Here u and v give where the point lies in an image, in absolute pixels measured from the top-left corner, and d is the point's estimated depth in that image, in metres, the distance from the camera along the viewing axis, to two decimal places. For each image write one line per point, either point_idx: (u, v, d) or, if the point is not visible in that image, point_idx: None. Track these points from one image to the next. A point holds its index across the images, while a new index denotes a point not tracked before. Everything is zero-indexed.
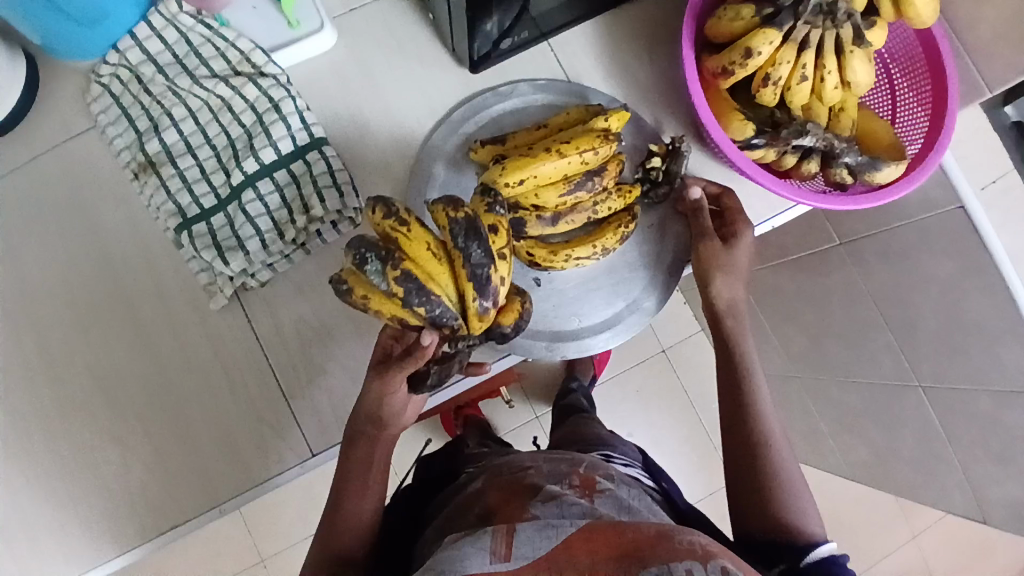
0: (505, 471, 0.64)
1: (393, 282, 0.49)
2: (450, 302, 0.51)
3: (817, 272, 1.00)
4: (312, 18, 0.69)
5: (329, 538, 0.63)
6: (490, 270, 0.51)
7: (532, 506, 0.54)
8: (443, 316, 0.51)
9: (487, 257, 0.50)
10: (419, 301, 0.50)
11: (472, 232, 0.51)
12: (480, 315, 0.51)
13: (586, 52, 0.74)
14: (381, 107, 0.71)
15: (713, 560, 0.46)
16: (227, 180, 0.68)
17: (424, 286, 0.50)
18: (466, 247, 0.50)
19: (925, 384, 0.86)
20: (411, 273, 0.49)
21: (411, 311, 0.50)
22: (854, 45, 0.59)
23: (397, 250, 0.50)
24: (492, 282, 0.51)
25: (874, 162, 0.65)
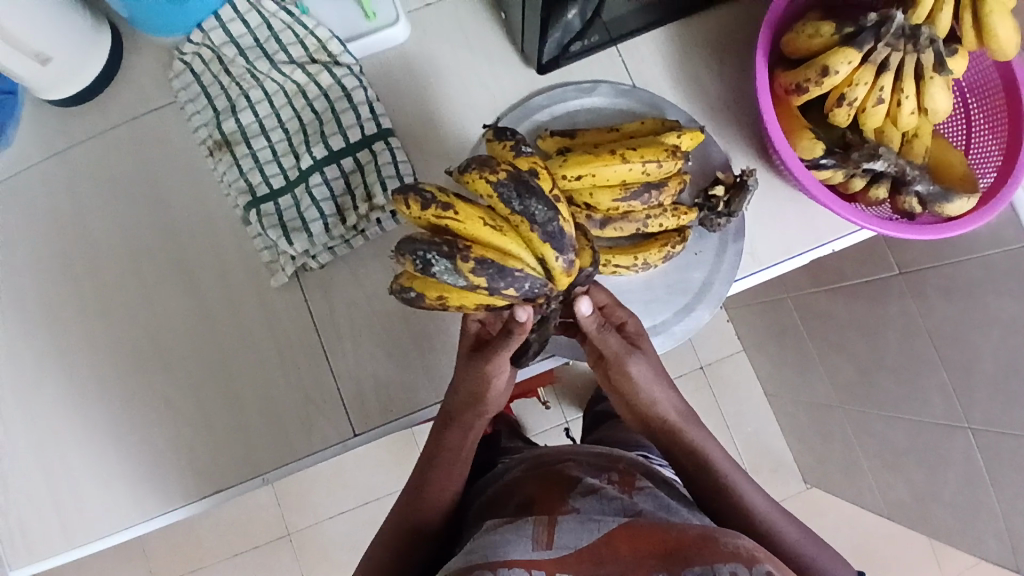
0: (540, 462, 0.66)
1: (471, 274, 0.48)
2: (534, 270, 0.50)
3: (871, 301, 0.98)
4: (388, 10, 0.71)
5: (409, 505, 0.66)
6: (560, 222, 0.50)
7: (572, 498, 0.57)
8: (533, 287, 0.51)
9: (551, 210, 0.49)
10: (505, 284, 0.49)
11: (524, 189, 0.49)
12: (567, 270, 0.51)
13: (654, 59, 0.74)
14: (447, 101, 0.72)
15: (757, 564, 0.47)
16: (296, 163, 0.70)
17: (503, 266, 0.49)
18: (527, 209, 0.49)
19: (975, 427, 0.85)
20: (485, 259, 0.48)
21: (500, 294, 0.50)
22: (935, 71, 0.57)
23: (459, 239, 0.49)
24: (566, 233, 0.50)
25: (946, 193, 0.63)
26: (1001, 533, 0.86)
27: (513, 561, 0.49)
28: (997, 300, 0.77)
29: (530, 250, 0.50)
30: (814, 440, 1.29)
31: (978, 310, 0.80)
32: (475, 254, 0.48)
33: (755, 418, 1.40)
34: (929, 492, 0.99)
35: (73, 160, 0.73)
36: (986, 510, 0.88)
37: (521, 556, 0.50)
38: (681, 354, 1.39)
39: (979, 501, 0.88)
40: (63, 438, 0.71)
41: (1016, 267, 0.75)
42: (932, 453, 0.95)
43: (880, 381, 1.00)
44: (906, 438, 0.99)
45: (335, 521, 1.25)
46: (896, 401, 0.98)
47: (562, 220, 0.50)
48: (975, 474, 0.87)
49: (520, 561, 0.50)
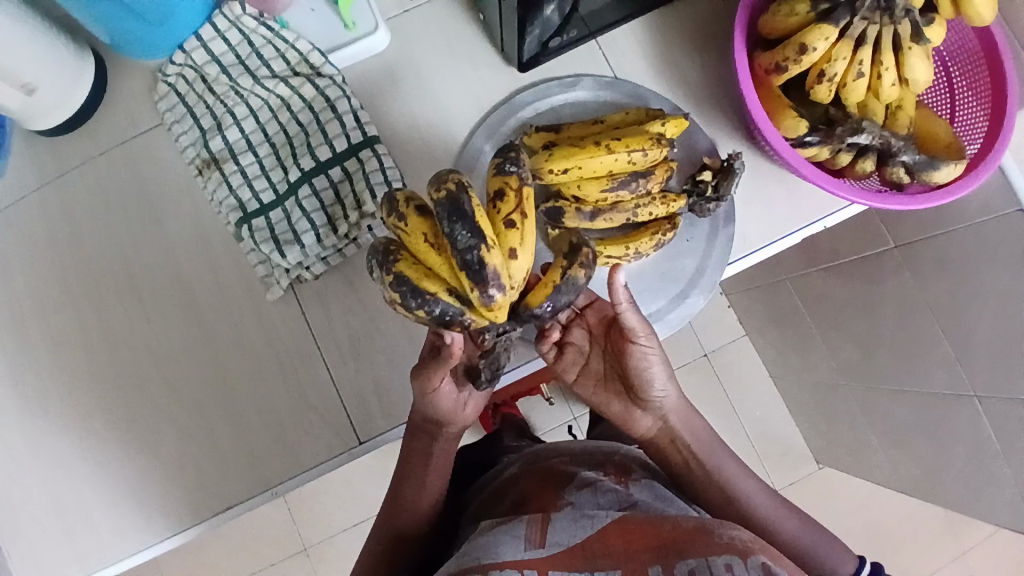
0: (537, 458, 0.67)
1: (389, 287, 0.47)
2: (449, 298, 0.46)
3: (869, 278, 0.97)
4: (368, 19, 0.71)
5: (392, 512, 0.67)
6: (481, 252, 0.44)
7: (567, 493, 0.58)
8: (448, 314, 0.46)
9: (473, 238, 0.44)
10: (416, 304, 0.46)
11: (455, 212, 0.45)
12: (486, 305, 0.45)
13: (634, 49, 0.74)
14: (430, 104, 0.73)
15: (752, 555, 0.48)
16: (285, 177, 0.71)
17: (418, 287, 0.46)
18: (450, 232, 0.45)
19: (980, 395, 0.85)
20: (402, 275, 0.46)
21: (413, 314, 0.47)
22: (913, 41, 0.58)
23: (395, 248, 0.48)
24: (485, 266, 0.44)
25: (932, 161, 0.64)
26: (1013, 500, 0.86)
27: (506, 561, 0.51)
28: (993, 269, 0.78)
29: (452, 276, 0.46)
30: (823, 421, 1.29)
31: (975, 278, 0.80)
32: (396, 268, 0.46)
33: (763, 403, 1.40)
34: (939, 465, 0.99)
35: (65, 188, 0.74)
36: (998, 479, 0.88)
37: (512, 557, 0.52)
38: (684, 342, 1.39)
39: (990, 471, 0.88)
40: (71, 466, 0.72)
41: (1009, 233, 0.75)
42: (940, 426, 0.95)
43: (883, 358, 1.00)
44: (913, 412, 0.99)
45: (348, 532, 1.25)
46: (900, 376, 0.98)
47: (484, 251, 0.44)
48: (984, 443, 0.87)
49: (514, 560, 0.51)
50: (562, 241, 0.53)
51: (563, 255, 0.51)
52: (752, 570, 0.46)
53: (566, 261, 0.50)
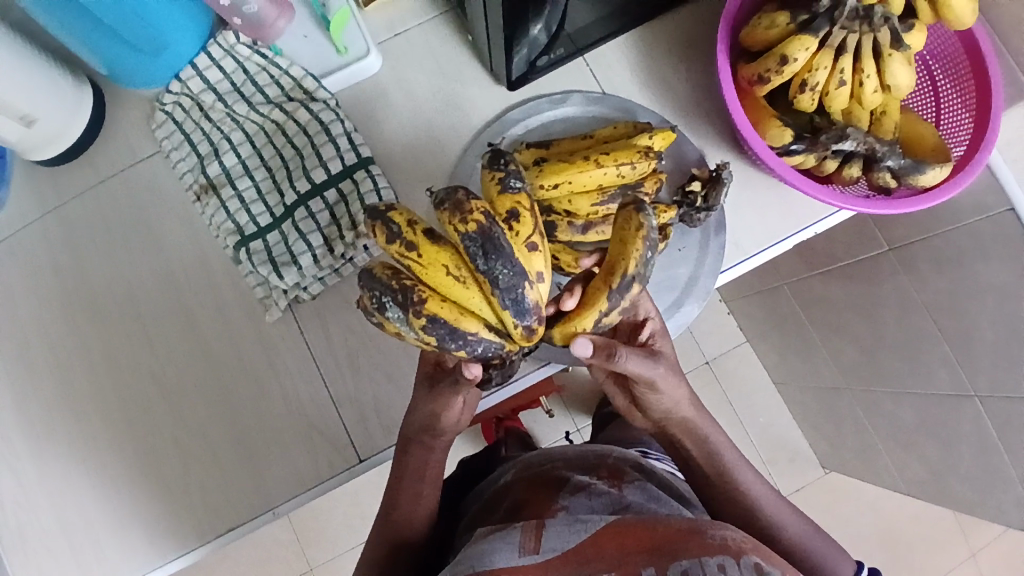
0: (529, 465, 0.69)
1: (422, 330, 0.47)
2: (490, 335, 0.48)
3: (865, 281, 0.98)
4: (359, 43, 0.73)
5: (387, 520, 0.67)
6: (524, 289, 0.46)
7: (562, 498, 0.60)
8: (487, 349, 0.48)
9: (516, 277, 0.46)
10: (456, 345, 0.47)
11: (493, 248, 0.45)
12: (527, 336, 0.48)
13: (620, 64, 0.75)
14: (422, 124, 0.74)
15: (744, 555, 0.50)
16: (281, 199, 0.72)
17: (456, 328, 0.47)
18: (490, 270, 0.45)
19: (982, 395, 0.85)
20: (437, 317, 0.46)
21: (449, 352, 0.48)
22: (893, 48, 0.58)
23: (414, 287, 0.47)
24: (530, 301, 0.47)
25: (919, 164, 0.64)
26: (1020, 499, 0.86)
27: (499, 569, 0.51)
28: (987, 268, 0.78)
29: (489, 313, 0.47)
30: (827, 425, 1.29)
31: (970, 278, 0.81)
32: (428, 311, 0.46)
33: (767, 410, 1.40)
34: (946, 468, 0.99)
35: (67, 216, 0.75)
36: (1005, 478, 0.88)
37: (507, 564, 0.52)
38: (686, 351, 1.39)
39: (997, 470, 0.88)
40: (75, 492, 0.72)
41: (1001, 232, 0.76)
42: (944, 428, 0.95)
43: (884, 361, 1.01)
44: (917, 415, 1.00)
45: (356, 551, 1.25)
46: (903, 378, 0.98)
47: (529, 290, 0.46)
48: (988, 443, 0.88)
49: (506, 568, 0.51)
50: (620, 264, 0.50)
51: (606, 291, 0.51)
52: (744, 570, 0.49)
53: (607, 303, 0.51)
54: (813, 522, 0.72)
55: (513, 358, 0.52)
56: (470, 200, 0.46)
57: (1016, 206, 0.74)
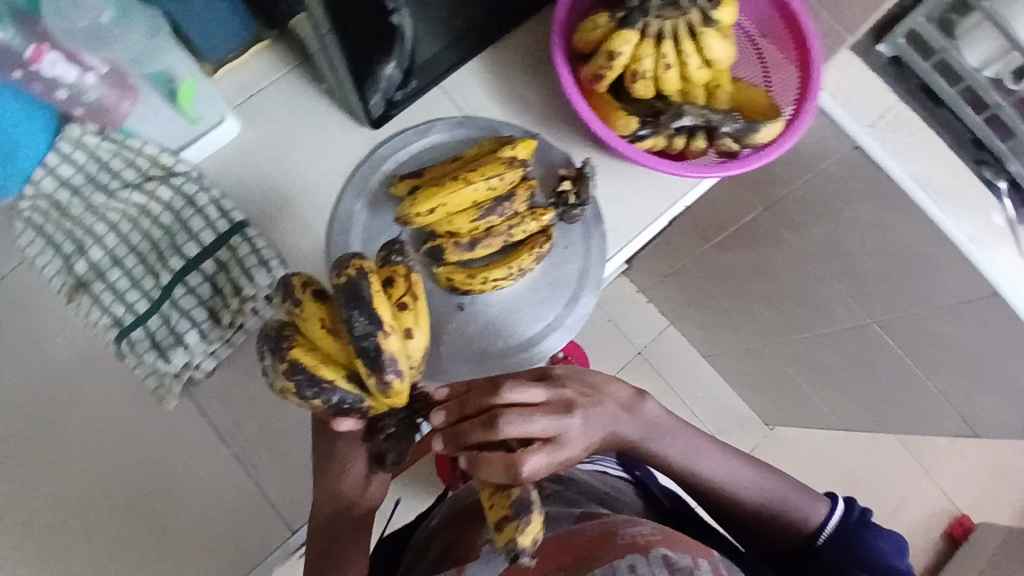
0: (453, 505, 0.68)
1: (283, 375, 0.47)
2: (347, 386, 0.48)
3: (755, 244, 1.07)
4: (210, 109, 0.72)
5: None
6: (376, 339, 0.47)
7: (482, 532, 0.59)
8: (346, 401, 0.48)
9: (371, 326, 0.47)
10: (312, 392, 0.47)
11: (354, 299, 0.48)
12: (384, 392, 0.48)
13: (475, 87, 0.78)
14: (293, 178, 0.74)
15: (653, 549, 0.50)
16: (157, 282, 0.69)
17: (314, 374, 0.47)
18: (348, 318, 0.47)
19: (877, 321, 0.98)
20: (298, 362, 0.47)
21: (309, 401, 0.48)
22: (704, 26, 0.63)
23: (289, 337, 0.48)
24: (383, 353, 0.47)
25: (752, 125, 0.68)
26: None
27: None
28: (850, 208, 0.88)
29: (351, 363, 0.48)
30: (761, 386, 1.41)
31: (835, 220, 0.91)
32: (291, 356, 0.47)
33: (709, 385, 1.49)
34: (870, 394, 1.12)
35: None
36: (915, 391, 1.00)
37: None
38: (619, 346, 1.44)
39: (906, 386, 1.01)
40: None
41: (856, 170, 0.84)
42: (858, 360, 1.08)
43: (793, 313, 1.12)
44: (832, 353, 1.11)
45: None
46: (809, 314, 1.08)
47: (382, 339, 0.47)
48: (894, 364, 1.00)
49: None
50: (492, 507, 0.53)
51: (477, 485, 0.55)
52: (654, 564, 0.48)
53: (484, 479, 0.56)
54: (790, 483, 0.74)
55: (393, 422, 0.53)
56: (355, 258, 0.50)
57: (860, 144, 0.81)
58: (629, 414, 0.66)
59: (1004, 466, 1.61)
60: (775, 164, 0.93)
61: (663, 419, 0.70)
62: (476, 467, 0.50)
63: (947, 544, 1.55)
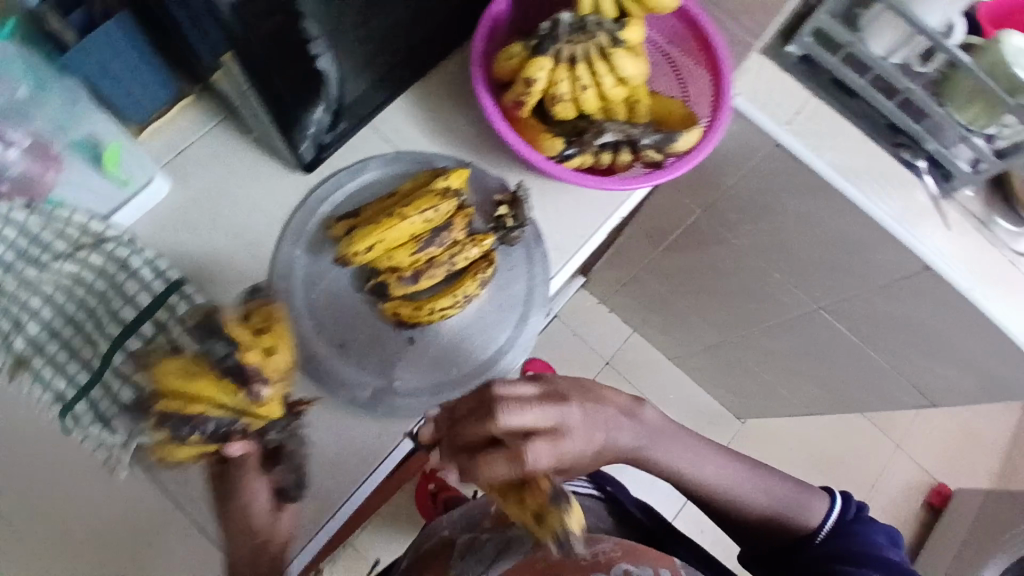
0: (422, 542, 0.73)
1: (162, 422, 0.55)
2: (220, 412, 0.56)
3: (702, 243, 1.12)
4: (139, 171, 0.72)
5: None
6: (238, 356, 0.56)
7: (451, 563, 0.67)
8: (222, 426, 0.56)
9: (229, 348, 0.56)
10: (190, 428, 0.55)
11: (211, 334, 0.57)
12: (254, 403, 0.56)
13: (405, 122, 0.80)
14: (229, 230, 0.74)
15: (614, 565, 0.61)
16: (97, 351, 0.67)
17: (186, 413, 0.55)
18: (206, 351, 0.56)
19: (822, 304, 1.04)
20: (169, 407, 0.55)
21: (188, 439, 0.56)
22: (613, 47, 0.65)
23: (158, 398, 0.56)
24: (246, 368, 0.56)
25: (670, 135, 0.70)
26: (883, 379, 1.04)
27: None
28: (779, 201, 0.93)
29: (217, 393, 0.55)
30: (728, 379, 1.45)
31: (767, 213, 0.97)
32: (162, 405, 0.55)
33: (673, 385, 1.57)
34: (830, 374, 1.18)
35: None
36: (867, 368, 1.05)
37: None
38: (586, 356, 1.54)
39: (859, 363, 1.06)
40: None
41: (780, 166, 0.88)
42: (812, 343, 1.13)
43: (747, 305, 1.17)
44: (787, 339, 1.17)
45: None
46: (763, 302, 1.14)
47: (241, 356, 0.56)
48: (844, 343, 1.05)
49: None
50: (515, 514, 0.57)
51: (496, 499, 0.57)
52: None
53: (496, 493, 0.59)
54: (785, 482, 0.77)
55: (277, 436, 0.61)
56: (219, 313, 0.60)
57: (780, 141, 0.85)
58: (630, 419, 0.67)
59: (974, 429, 1.67)
60: (706, 167, 0.97)
61: (659, 425, 0.71)
62: (485, 470, 0.53)
63: (928, 513, 1.59)
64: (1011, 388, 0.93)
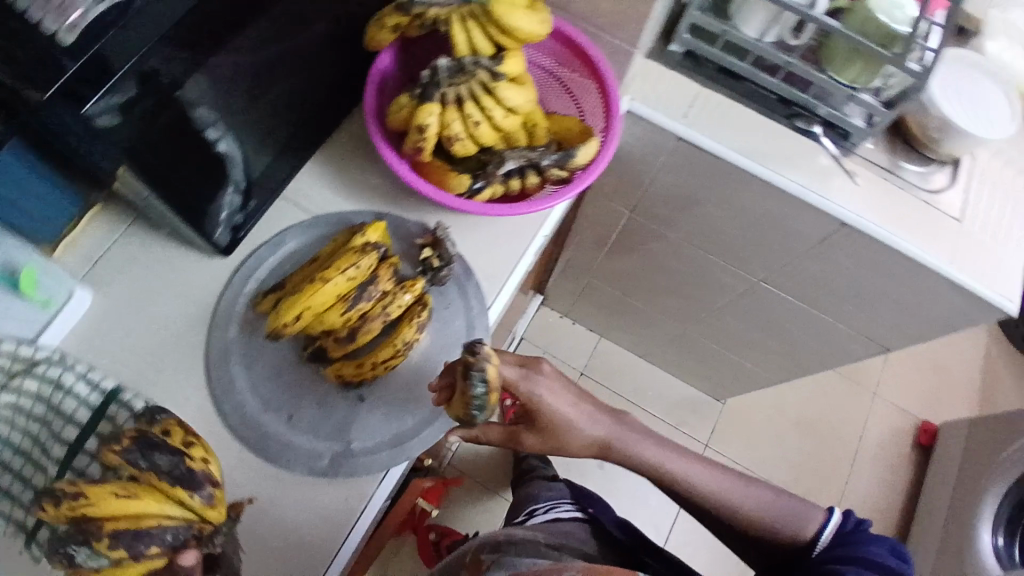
0: None
1: (106, 549, 0.51)
2: (176, 520, 0.54)
3: (639, 242, 1.16)
4: (58, 288, 0.71)
5: None
6: (186, 463, 0.57)
7: None
8: (178, 534, 0.54)
9: (175, 457, 0.57)
10: (146, 543, 0.52)
11: (149, 447, 0.57)
12: (208, 504, 0.57)
13: (316, 186, 0.81)
14: (157, 326, 0.73)
15: None
16: (48, 476, 0.63)
17: (138, 529, 0.52)
18: (151, 464, 0.56)
19: (762, 277, 1.07)
20: (117, 529, 0.52)
21: (144, 557, 0.52)
22: (496, 82, 0.68)
23: (90, 523, 0.51)
24: (197, 472, 0.57)
25: (569, 151, 0.73)
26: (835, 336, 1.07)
27: None
28: (695, 187, 0.96)
29: (165, 505, 0.54)
30: (697, 365, 1.48)
31: (687, 202, 1.00)
32: (108, 529, 0.51)
33: (650, 382, 1.59)
34: (788, 342, 1.21)
35: None
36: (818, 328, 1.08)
37: None
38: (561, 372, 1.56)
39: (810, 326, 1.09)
40: None
41: (686, 156, 0.92)
42: (764, 315, 1.17)
43: (696, 291, 1.20)
44: (741, 315, 1.20)
45: None
46: (710, 285, 1.17)
47: (189, 461, 0.57)
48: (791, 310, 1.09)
49: None
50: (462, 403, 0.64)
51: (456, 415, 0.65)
52: None
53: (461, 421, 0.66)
54: (781, 492, 0.79)
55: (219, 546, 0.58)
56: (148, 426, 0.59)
57: (680, 134, 0.89)
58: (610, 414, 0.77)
59: (945, 363, 1.71)
60: (622, 170, 1.01)
61: (638, 425, 0.79)
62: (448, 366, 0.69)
63: (919, 454, 1.61)
64: (950, 319, 0.97)
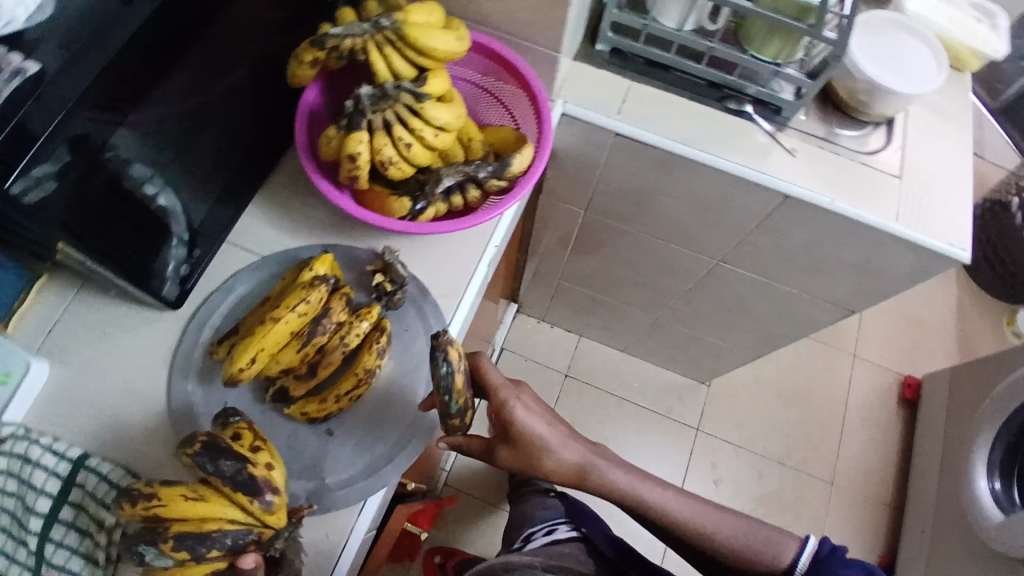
0: None
1: (172, 549, 0.53)
2: (235, 526, 0.56)
3: (598, 238, 1.17)
4: (14, 362, 0.70)
5: None
6: (248, 469, 0.57)
7: None
8: (238, 538, 0.56)
9: (238, 462, 0.57)
10: (206, 546, 0.54)
11: (214, 450, 0.57)
12: (268, 510, 0.58)
13: (262, 227, 0.81)
14: (117, 387, 0.73)
15: None
16: (29, 548, 0.65)
17: (200, 533, 0.54)
18: (217, 467, 0.57)
19: (720, 257, 1.09)
20: (182, 531, 0.54)
21: (206, 558, 0.55)
22: (420, 102, 0.68)
23: (160, 523, 0.55)
24: (257, 478, 0.58)
25: (504, 161, 0.74)
26: None
27: None
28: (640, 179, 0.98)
29: (229, 508, 0.57)
30: (676, 352, 1.49)
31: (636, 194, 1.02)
32: (172, 532, 0.54)
33: (633, 374, 1.60)
34: (757, 317, 1.22)
35: None
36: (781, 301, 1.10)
37: None
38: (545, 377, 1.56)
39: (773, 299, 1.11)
40: None
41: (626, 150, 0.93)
42: (730, 294, 1.18)
43: (661, 279, 1.21)
44: (708, 297, 1.22)
45: None
46: (673, 272, 1.18)
47: (252, 468, 0.58)
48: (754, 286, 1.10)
49: None
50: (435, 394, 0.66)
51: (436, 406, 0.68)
52: None
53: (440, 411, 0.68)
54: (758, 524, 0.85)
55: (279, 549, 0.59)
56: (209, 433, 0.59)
57: (616, 129, 0.90)
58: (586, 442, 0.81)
59: (919, 316, 1.74)
60: (569, 171, 1.02)
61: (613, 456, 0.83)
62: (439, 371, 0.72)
63: (905, 410, 1.64)
64: (904, 275, 0.99)
